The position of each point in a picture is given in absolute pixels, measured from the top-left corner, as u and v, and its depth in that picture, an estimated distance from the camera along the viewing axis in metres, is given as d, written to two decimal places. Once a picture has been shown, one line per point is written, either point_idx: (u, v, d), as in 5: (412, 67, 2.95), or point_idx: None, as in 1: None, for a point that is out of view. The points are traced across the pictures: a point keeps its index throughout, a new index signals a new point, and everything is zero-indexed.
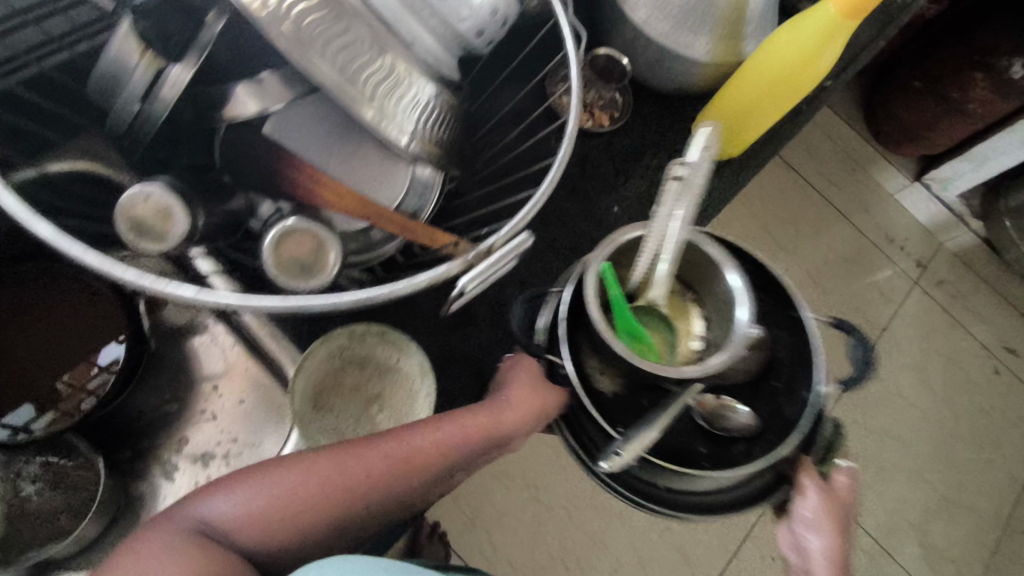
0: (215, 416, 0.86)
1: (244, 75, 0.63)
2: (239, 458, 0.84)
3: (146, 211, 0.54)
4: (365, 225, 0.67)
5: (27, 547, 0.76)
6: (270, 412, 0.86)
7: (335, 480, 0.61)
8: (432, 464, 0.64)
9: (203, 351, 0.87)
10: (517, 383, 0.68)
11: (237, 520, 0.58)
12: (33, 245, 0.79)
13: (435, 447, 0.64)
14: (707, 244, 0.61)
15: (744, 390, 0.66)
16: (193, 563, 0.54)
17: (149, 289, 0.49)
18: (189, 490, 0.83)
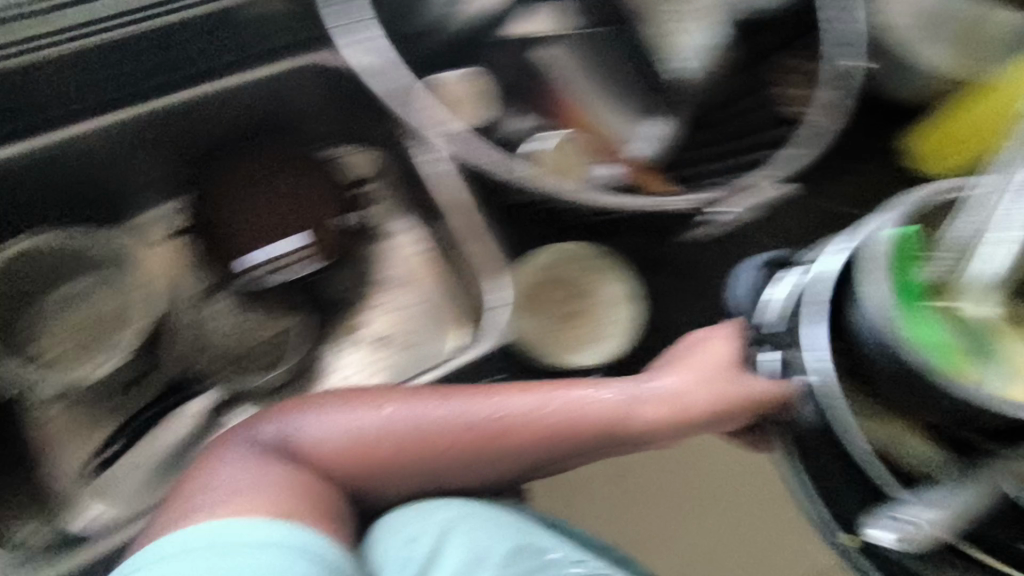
0: (390, 311, 0.90)
1: (538, 19, 0.79)
2: (409, 351, 0.88)
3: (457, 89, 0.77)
4: (598, 168, 0.78)
5: (246, 377, 0.84)
6: (439, 319, 0.89)
7: (409, 438, 0.63)
8: (567, 441, 0.67)
9: (390, 253, 0.91)
10: (704, 354, 0.75)
11: (320, 450, 0.63)
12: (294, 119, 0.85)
13: (561, 430, 0.66)
14: (992, 259, 0.70)
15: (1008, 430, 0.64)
16: (275, 487, 0.57)
17: (451, 137, 0.73)
18: (360, 368, 0.87)
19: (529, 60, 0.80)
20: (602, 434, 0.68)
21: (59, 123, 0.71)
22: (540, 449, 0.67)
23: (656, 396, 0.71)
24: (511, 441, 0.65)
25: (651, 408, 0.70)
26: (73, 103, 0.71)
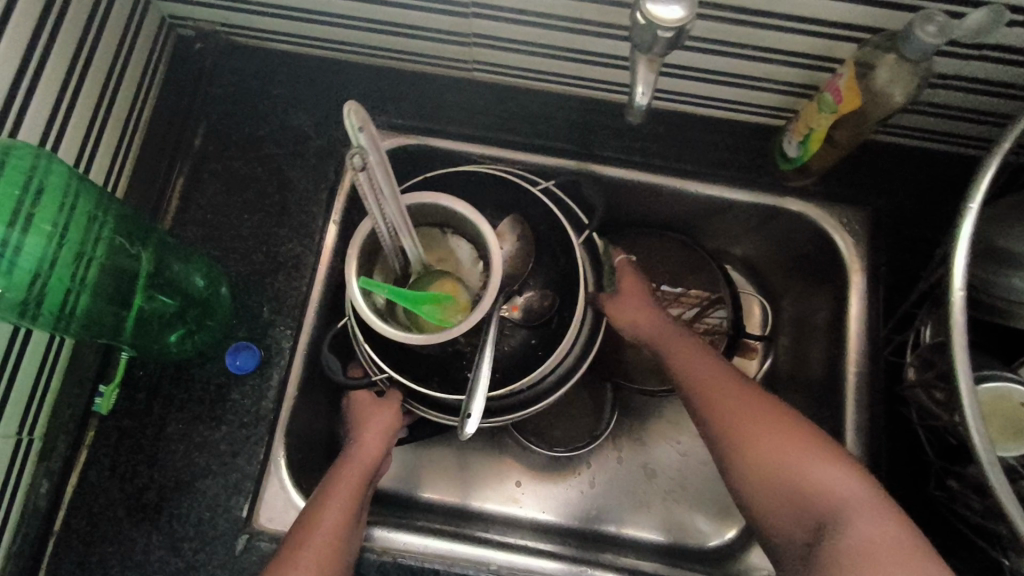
0: (684, 450, 0.79)
1: None
2: (676, 502, 0.77)
3: (1005, 404, 0.46)
4: None
5: (529, 431, 0.78)
6: (724, 497, 0.77)
7: (318, 555, 0.50)
8: (342, 518, 0.53)
9: None
10: (368, 420, 0.60)
11: None
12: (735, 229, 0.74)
13: (349, 492, 0.55)
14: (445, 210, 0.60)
15: (547, 323, 0.63)
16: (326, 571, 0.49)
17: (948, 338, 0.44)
18: (627, 498, 0.77)
19: None
20: (352, 505, 0.54)
21: (584, 158, 0.68)
22: (334, 535, 0.51)
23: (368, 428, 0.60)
24: (325, 543, 0.51)
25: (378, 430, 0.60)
26: (616, 152, 0.68)
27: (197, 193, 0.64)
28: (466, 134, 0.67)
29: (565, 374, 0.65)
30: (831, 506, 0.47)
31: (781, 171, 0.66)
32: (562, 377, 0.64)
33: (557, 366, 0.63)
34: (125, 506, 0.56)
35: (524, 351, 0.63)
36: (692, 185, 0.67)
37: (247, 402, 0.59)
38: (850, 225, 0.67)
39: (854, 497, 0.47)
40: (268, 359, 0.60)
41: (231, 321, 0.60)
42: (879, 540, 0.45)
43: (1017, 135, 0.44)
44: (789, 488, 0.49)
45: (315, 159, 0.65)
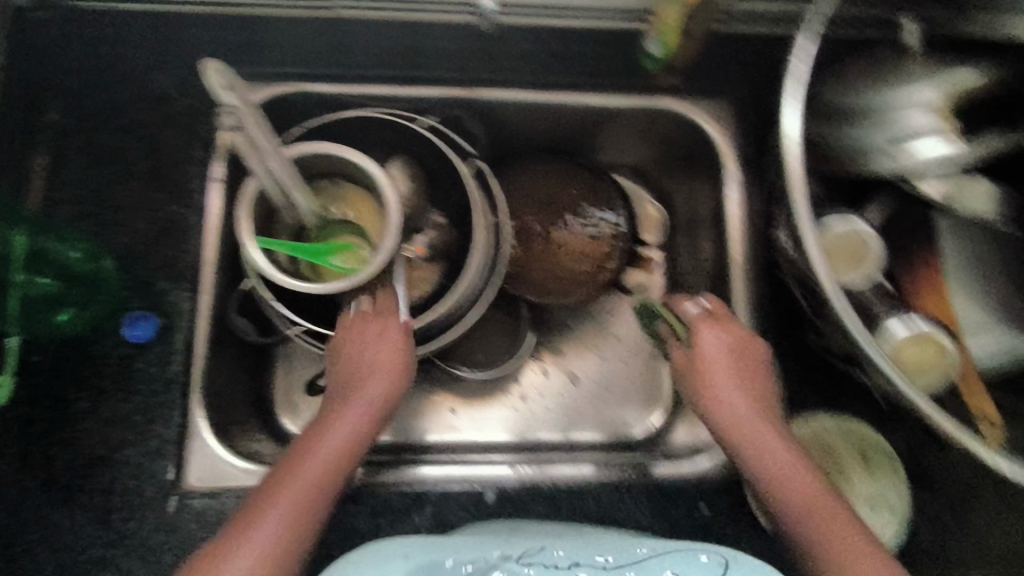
0: (604, 357, 0.83)
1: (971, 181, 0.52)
2: (604, 405, 0.82)
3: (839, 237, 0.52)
4: (918, 320, 0.51)
5: (454, 362, 0.80)
6: (645, 392, 0.82)
7: (286, 513, 0.49)
8: (318, 478, 0.51)
9: (629, 319, 0.83)
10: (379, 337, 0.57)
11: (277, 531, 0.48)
12: (618, 137, 0.77)
13: (336, 450, 0.53)
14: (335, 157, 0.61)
15: (449, 251, 0.66)
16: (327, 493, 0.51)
17: (787, 187, 0.49)
18: (557, 408, 0.82)
19: None
20: (333, 467, 0.52)
21: (460, 85, 0.69)
22: (311, 496, 0.50)
23: (375, 364, 0.57)
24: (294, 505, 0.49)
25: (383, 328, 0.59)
26: (490, 73, 0.69)
27: (63, 169, 0.61)
28: (340, 75, 0.67)
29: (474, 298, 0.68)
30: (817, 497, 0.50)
31: (648, 72, 0.70)
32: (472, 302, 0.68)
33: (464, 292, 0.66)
34: (42, 491, 0.55)
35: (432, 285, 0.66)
36: (568, 97, 0.70)
37: (155, 368, 0.58)
38: (716, 114, 0.71)
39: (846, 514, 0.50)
40: (169, 324, 0.59)
41: (122, 292, 0.59)
42: (851, 538, 0.47)
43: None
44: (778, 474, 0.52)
45: (185, 118, 0.64)
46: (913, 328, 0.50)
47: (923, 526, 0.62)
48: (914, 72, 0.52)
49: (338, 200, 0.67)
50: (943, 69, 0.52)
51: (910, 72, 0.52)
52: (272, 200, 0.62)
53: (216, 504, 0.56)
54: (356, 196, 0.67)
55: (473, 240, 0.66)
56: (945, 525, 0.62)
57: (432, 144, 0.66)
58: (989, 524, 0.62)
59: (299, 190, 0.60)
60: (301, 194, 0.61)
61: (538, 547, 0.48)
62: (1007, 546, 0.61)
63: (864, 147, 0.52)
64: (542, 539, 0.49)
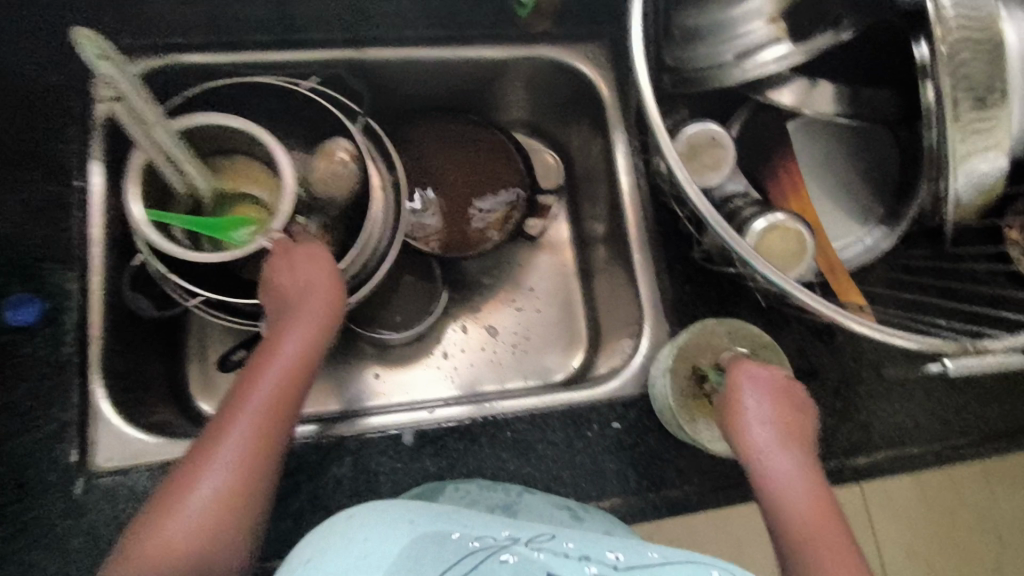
0: (521, 307, 0.85)
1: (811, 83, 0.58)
2: (525, 353, 0.84)
3: (698, 141, 0.56)
4: (774, 216, 0.55)
5: (372, 327, 0.80)
6: (563, 335, 0.85)
7: (231, 455, 0.49)
8: (264, 414, 0.51)
9: (540, 268, 0.86)
10: (307, 269, 0.58)
11: (202, 501, 0.47)
12: (506, 90, 0.80)
13: (280, 382, 0.53)
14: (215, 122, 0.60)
15: (348, 211, 0.67)
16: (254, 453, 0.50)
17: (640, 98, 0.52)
18: (481, 362, 0.83)
19: (783, 110, 0.63)
20: (277, 400, 0.52)
21: (343, 47, 0.70)
22: (258, 429, 0.50)
23: (307, 291, 0.57)
24: (240, 441, 0.50)
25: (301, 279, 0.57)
26: (370, 33, 0.70)
27: None
28: (216, 43, 0.67)
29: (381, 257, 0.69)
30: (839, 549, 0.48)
31: (523, 21, 0.72)
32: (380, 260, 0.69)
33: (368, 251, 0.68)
34: None
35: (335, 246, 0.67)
36: (450, 52, 0.72)
37: (45, 353, 0.56)
38: (593, 57, 0.74)
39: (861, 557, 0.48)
40: (56, 306, 0.58)
41: (2, 278, 0.57)
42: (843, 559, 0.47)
43: None
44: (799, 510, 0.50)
45: (53, 97, 0.62)
46: (773, 223, 0.55)
47: (817, 414, 0.67)
48: None
49: (232, 170, 0.66)
50: None
51: None
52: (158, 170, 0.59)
53: (127, 480, 0.55)
54: (246, 163, 0.66)
55: (371, 193, 0.67)
56: (835, 411, 0.68)
57: (317, 105, 0.67)
58: (872, 406, 0.68)
59: (182, 161, 0.59)
60: (190, 160, 0.59)
61: (546, 534, 0.44)
62: (886, 424, 0.68)
63: (713, 62, 0.56)
64: (552, 528, 0.46)
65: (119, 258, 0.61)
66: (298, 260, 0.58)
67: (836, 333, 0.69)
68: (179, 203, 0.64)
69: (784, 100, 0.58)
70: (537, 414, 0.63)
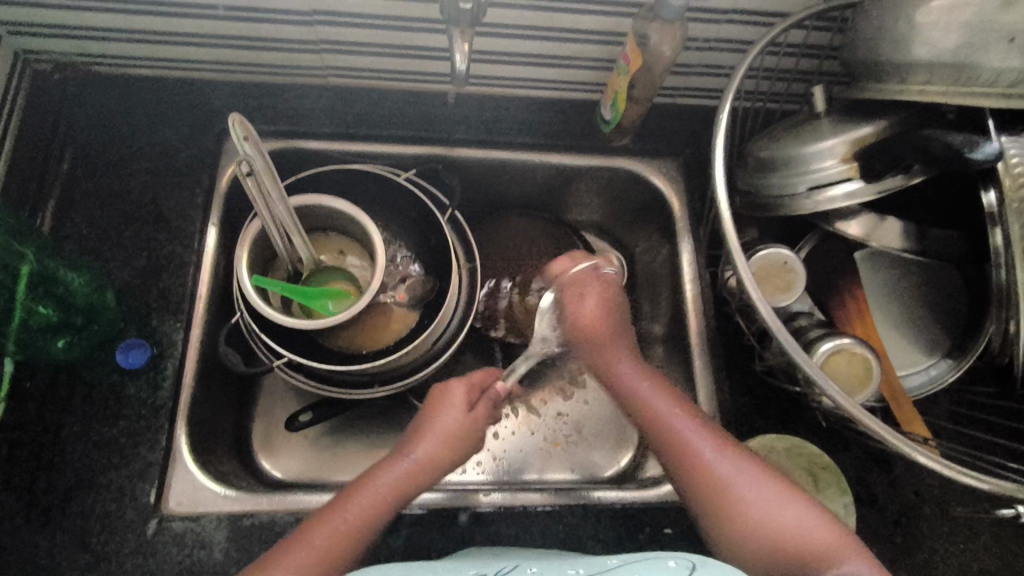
0: (574, 398, 0.87)
1: (879, 217, 0.61)
2: (575, 444, 0.85)
3: (770, 262, 0.57)
4: (845, 338, 0.56)
5: None
6: (613, 431, 0.86)
7: (314, 556, 0.49)
8: (353, 530, 0.52)
9: None
10: (447, 415, 0.61)
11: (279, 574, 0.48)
12: (582, 194, 0.85)
13: (375, 498, 0.54)
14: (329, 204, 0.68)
15: (428, 293, 0.72)
16: (338, 541, 0.51)
17: (719, 214, 0.55)
18: (530, 448, 0.84)
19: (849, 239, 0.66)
20: (369, 520, 0.53)
21: (439, 145, 0.77)
22: (338, 539, 0.51)
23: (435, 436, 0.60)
24: (326, 545, 0.50)
25: (451, 402, 0.62)
26: (465, 135, 0.78)
27: (69, 211, 0.67)
28: (328, 133, 0.75)
29: (451, 338, 0.73)
30: (725, 484, 0.54)
31: (604, 134, 0.78)
32: (450, 339, 0.73)
33: (442, 329, 0.72)
34: (23, 515, 0.56)
35: (413, 325, 0.72)
36: (535, 156, 0.78)
37: (143, 396, 0.61)
38: (667, 172, 0.79)
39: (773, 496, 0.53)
40: (160, 353, 0.63)
41: (118, 323, 0.63)
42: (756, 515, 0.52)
43: (742, 70, 0.57)
44: (674, 442, 0.57)
45: (188, 169, 0.70)
46: (839, 346, 0.56)
47: (878, 546, 0.66)
48: (825, 128, 0.60)
49: (331, 249, 0.73)
50: (850, 123, 0.59)
51: (819, 127, 0.61)
52: (270, 239, 0.67)
53: (196, 527, 0.57)
54: (346, 245, 0.73)
55: (452, 278, 0.72)
56: (895, 544, 0.66)
57: (413, 194, 0.73)
58: (934, 543, 0.66)
59: (297, 233, 0.66)
60: (301, 236, 0.67)
61: (509, 565, 0.49)
62: (950, 566, 0.66)
63: (787, 191, 0.60)
64: (513, 562, 0.50)
65: (219, 313, 0.67)
66: (443, 409, 0.62)
67: (895, 463, 0.69)
68: (283, 270, 0.71)
69: (851, 229, 0.61)
70: (591, 511, 0.63)
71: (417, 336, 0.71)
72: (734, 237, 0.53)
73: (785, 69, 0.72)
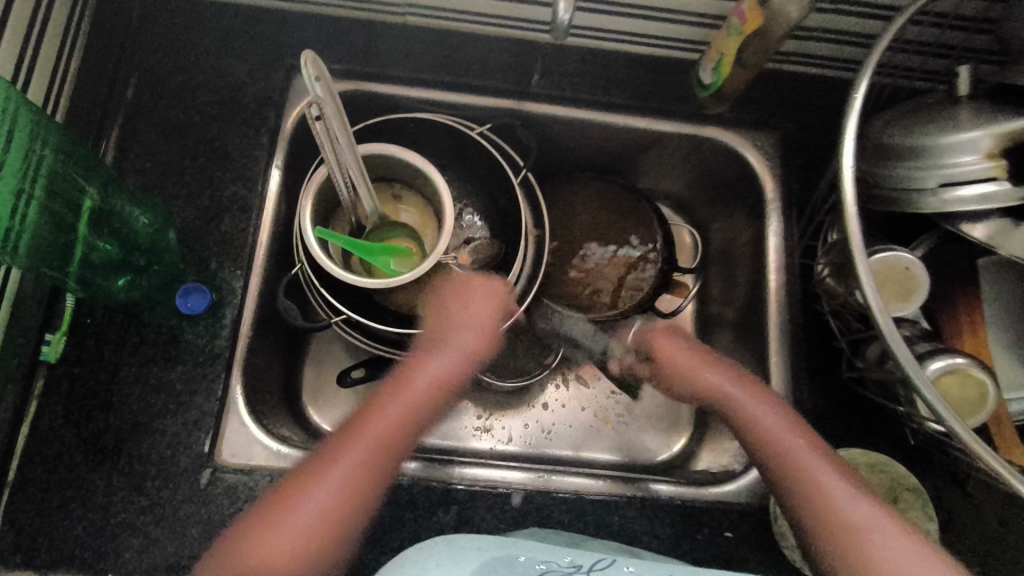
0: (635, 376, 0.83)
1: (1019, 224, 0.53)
2: (628, 425, 0.81)
3: (888, 269, 0.51)
4: (959, 357, 0.51)
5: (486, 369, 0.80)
6: (668, 416, 0.82)
7: (340, 479, 0.53)
8: (375, 455, 0.55)
9: None
10: (463, 321, 0.64)
11: (311, 504, 0.52)
12: (664, 163, 0.79)
13: (404, 414, 0.58)
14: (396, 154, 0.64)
15: (491, 262, 0.69)
16: (366, 461, 0.54)
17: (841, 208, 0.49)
18: (580, 425, 0.82)
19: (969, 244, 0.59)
20: (400, 435, 0.57)
21: (518, 99, 0.71)
22: (367, 460, 0.54)
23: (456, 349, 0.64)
24: (351, 466, 0.53)
25: (472, 319, 0.64)
26: (547, 89, 0.72)
27: (133, 141, 0.64)
28: (401, 76, 0.70)
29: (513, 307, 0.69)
30: (843, 520, 0.53)
31: (700, 100, 0.71)
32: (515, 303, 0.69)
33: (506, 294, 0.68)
34: (81, 452, 0.56)
35: None
36: (620, 118, 0.72)
37: (200, 342, 0.59)
38: (764, 147, 0.72)
39: (890, 534, 0.52)
40: (219, 299, 0.61)
41: (179, 264, 0.61)
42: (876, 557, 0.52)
43: (890, 37, 0.49)
44: (794, 473, 0.56)
45: (254, 107, 0.66)
46: (951, 367, 0.51)
47: None
48: (967, 117, 0.53)
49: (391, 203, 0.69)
50: (998, 113, 0.52)
51: (960, 115, 0.53)
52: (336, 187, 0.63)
53: (248, 481, 0.56)
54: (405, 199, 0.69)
55: (521, 244, 0.68)
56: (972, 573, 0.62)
57: (485, 150, 0.68)
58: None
59: (366, 185, 0.62)
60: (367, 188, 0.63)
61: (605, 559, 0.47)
62: None
63: (911, 185, 0.54)
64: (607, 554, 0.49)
65: (279, 262, 0.64)
66: (456, 309, 0.64)
67: (981, 488, 0.64)
68: (344, 222, 0.68)
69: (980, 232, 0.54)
70: (649, 505, 0.61)
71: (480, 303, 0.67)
72: (856, 236, 0.48)
73: (919, 41, 0.63)
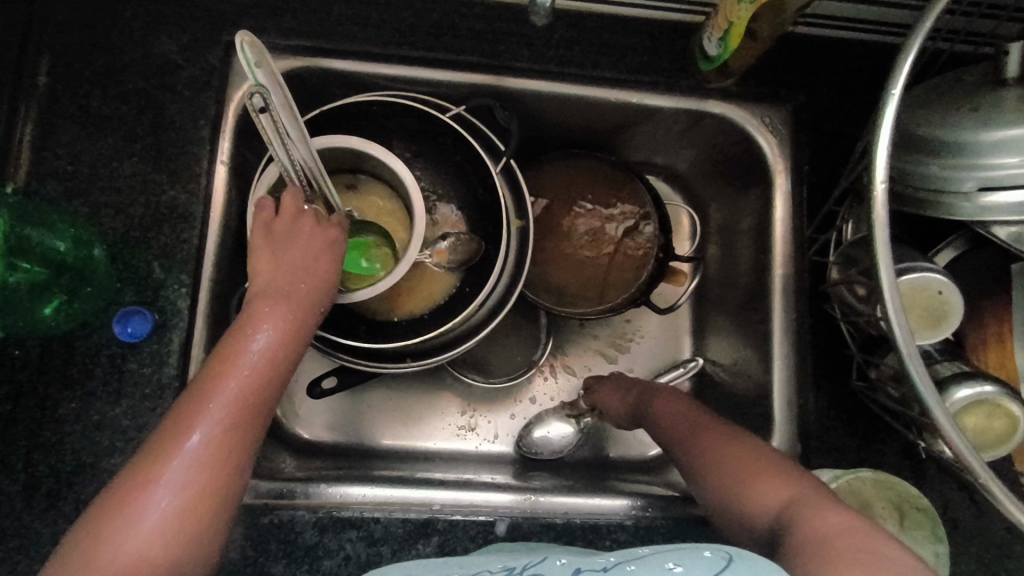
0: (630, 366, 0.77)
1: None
2: None
3: (915, 294, 0.46)
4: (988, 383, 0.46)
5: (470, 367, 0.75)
6: None
7: (196, 467, 0.43)
8: (238, 429, 0.45)
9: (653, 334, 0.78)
10: (290, 253, 0.49)
11: (164, 506, 0.41)
12: (661, 140, 0.71)
13: (246, 382, 0.46)
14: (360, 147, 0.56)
15: (471, 260, 0.62)
16: (226, 441, 0.44)
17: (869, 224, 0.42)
18: None
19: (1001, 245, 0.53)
20: (260, 404, 0.46)
21: (494, 72, 0.62)
22: (229, 436, 0.44)
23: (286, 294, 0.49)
24: (209, 450, 0.43)
25: (307, 253, 0.50)
26: (527, 61, 0.63)
27: (52, 139, 0.56)
28: (360, 50, 0.60)
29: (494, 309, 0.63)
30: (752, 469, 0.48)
31: (701, 71, 0.63)
32: (495, 307, 0.63)
33: (485, 299, 0.62)
34: (23, 497, 0.51)
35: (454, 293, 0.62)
36: (613, 92, 0.63)
37: (146, 370, 0.54)
38: (773, 124, 0.64)
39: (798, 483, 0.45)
40: (164, 321, 0.54)
41: (116, 283, 0.54)
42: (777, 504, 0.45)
43: (936, 15, 0.41)
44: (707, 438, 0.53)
45: (189, 93, 0.57)
46: (978, 395, 0.46)
47: None
48: (1014, 107, 0.45)
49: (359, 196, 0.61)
50: None
51: (1006, 105, 0.46)
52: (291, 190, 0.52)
53: None
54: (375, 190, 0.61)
55: (502, 243, 0.61)
56: None
57: (459, 136, 0.60)
58: None
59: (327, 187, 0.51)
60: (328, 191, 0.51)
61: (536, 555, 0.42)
62: None
63: (944, 187, 0.47)
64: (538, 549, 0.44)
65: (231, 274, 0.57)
66: (286, 245, 0.49)
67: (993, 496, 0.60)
68: None
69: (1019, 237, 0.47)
70: (642, 527, 0.57)
71: (457, 309, 0.61)
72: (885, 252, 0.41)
73: None
